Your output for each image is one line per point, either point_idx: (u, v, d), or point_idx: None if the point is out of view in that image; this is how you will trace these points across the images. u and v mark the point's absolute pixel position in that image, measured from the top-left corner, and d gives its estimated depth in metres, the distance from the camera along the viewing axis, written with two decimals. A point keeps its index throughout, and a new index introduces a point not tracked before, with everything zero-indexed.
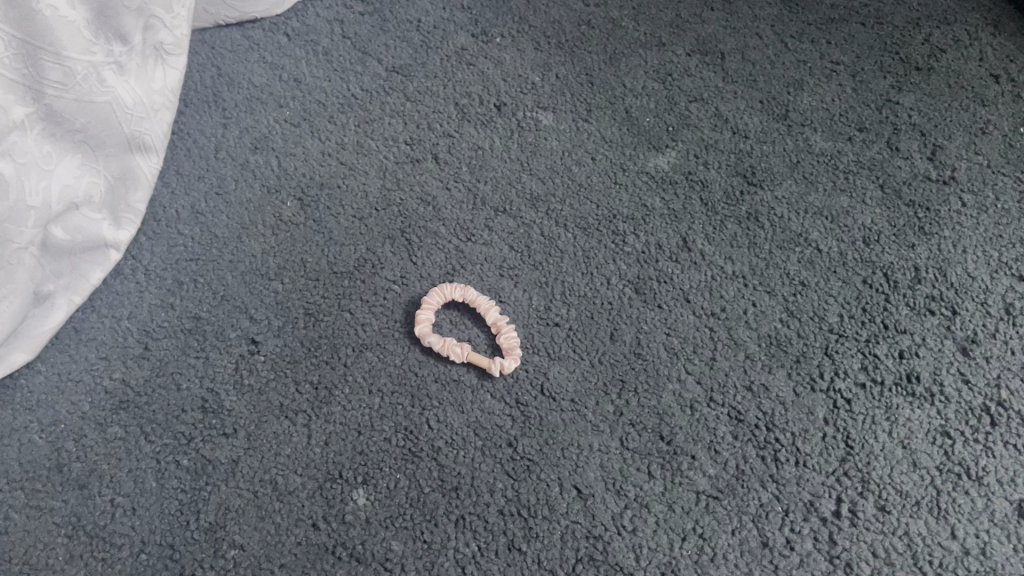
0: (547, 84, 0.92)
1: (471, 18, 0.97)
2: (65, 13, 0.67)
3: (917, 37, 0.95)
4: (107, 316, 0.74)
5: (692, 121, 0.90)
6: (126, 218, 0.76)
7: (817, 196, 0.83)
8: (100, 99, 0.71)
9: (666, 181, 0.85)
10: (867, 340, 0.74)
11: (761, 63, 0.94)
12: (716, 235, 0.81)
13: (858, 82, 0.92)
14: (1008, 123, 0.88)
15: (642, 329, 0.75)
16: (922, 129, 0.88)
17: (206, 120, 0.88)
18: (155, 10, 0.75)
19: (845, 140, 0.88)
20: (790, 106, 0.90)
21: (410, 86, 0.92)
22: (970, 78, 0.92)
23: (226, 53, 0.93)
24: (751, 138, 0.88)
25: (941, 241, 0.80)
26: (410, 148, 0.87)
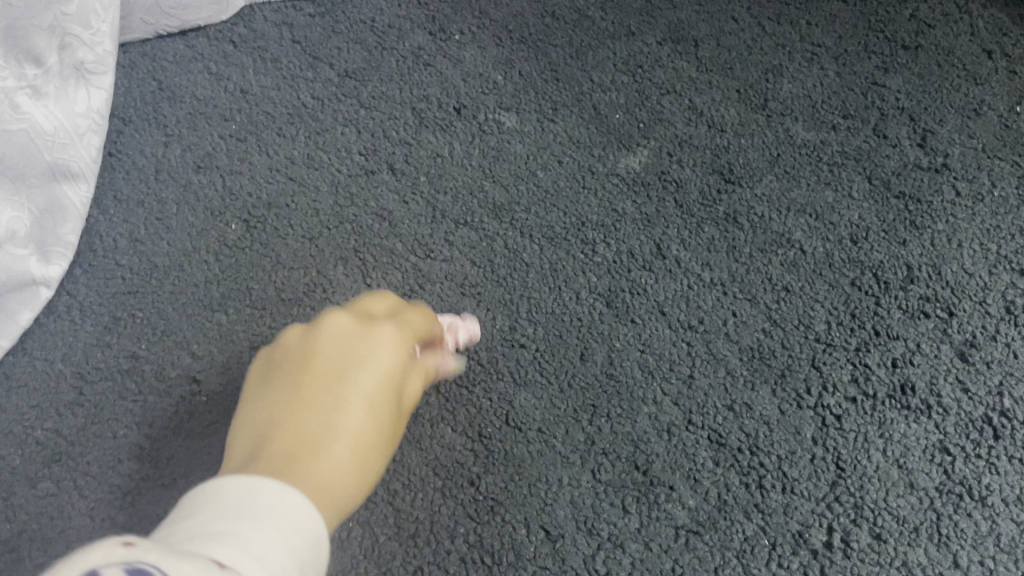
0: (510, 83, 0.86)
1: (427, 14, 0.91)
2: None
3: (903, 13, 0.91)
4: (39, 358, 0.69)
5: (665, 116, 0.84)
6: (55, 252, 0.70)
7: (800, 192, 0.79)
8: (14, 128, 0.69)
9: (638, 184, 0.80)
10: (858, 349, 0.69)
11: (739, 49, 0.88)
12: (692, 240, 0.76)
13: (841, 65, 0.87)
14: (1003, 104, 0.84)
15: (615, 348, 0.70)
16: (911, 113, 0.84)
17: (145, 138, 0.82)
18: (70, 29, 0.71)
19: (828, 129, 0.83)
20: (769, 94, 0.85)
21: (363, 91, 0.86)
22: (963, 55, 0.88)
23: (169, 63, 0.86)
24: (728, 131, 0.83)
25: (935, 235, 0.76)
26: (364, 159, 0.82)
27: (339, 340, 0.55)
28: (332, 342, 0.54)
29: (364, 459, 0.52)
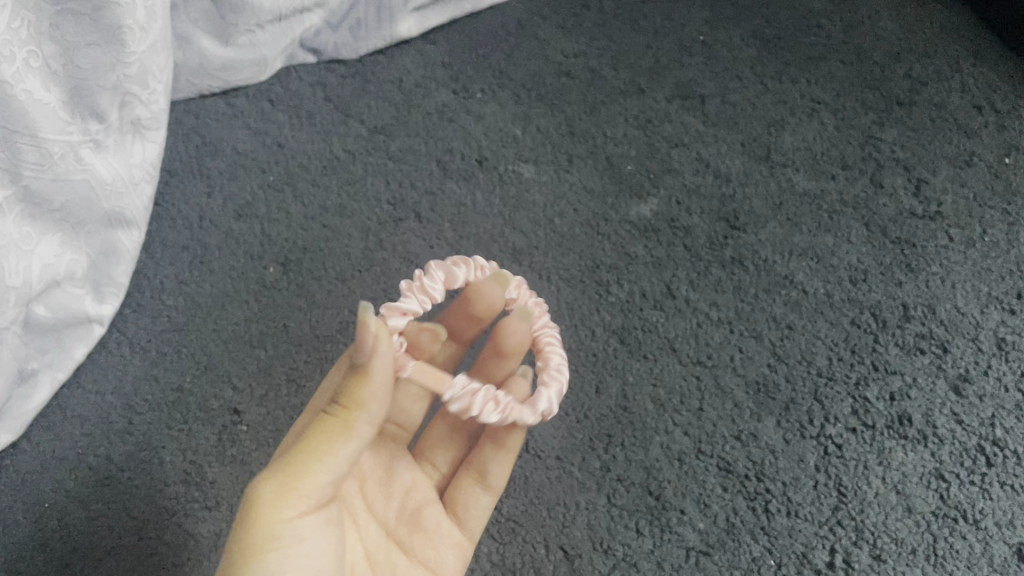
0: (528, 137, 0.92)
1: (451, 74, 0.97)
2: (40, 95, 0.69)
3: (896, 72, 0.97)
4: (92, 391, 0.76)
5: (674, 167, 0.90)
6: (109, 293, 0.78)
7: (802, 237, 0.84)
8: (78, 178, 0.73)
9: (649, 229, 0.85)
10: (857, 383, 0.76)
11: (743, 105, 0.95)
12: (700, 281, 0.81)
13: (840, 120, 0.93)
14: (992, 155, 0.90)
15: (628, 381, 0.75)
16: (905, 164, 0.89)
17: (189, 189, 0.88)
18: (131, 88, 0.76)
19: (828, 179, 0.89)
20: (772, 147, 0.91)
21: (392, 145, 0.92)
22: (954, 109, 0.94)
23: (211, 120, 0.93)
24: (734, 181, 0.89)
25: (930, 277, 0.82)
26: (393, 207, 0.87)
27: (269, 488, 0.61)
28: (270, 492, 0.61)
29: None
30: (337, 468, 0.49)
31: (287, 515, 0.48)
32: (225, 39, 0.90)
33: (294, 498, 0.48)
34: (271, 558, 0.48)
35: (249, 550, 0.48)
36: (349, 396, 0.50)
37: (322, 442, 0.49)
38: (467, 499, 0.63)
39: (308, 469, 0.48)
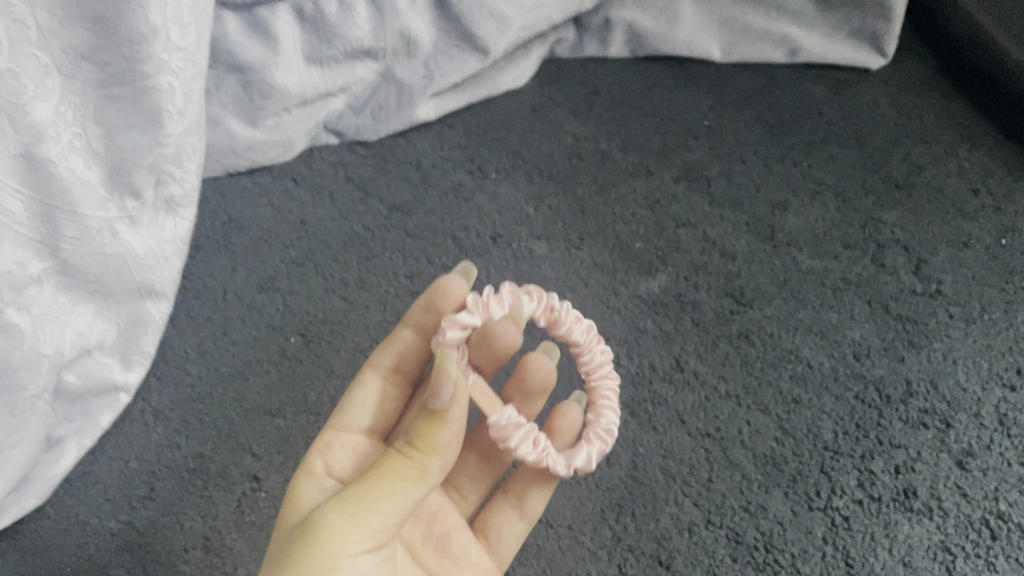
0: (541, 215, 0.96)
1: (467, 155, 1.02)
2: (81, 174, 0.73)
3: (895, 156, 1.01)
4: (115, 458, 0.79)
5: (681, 245, 0.93)
6: (137, 362, 0.81)
7: (807, 313, 0.87)
8: (113, 252, 0.76)
9: (658, 304, 0.88)
10: (863, 456, 0.78)
11: (747, 186, 0.99)
12: (708, 355, 0.84)
13: (841, 202, 0.97)
14: (990, 236, 0.93)
15: (638, 452, 0.77)
16: (905, 245, 0.93)
17: (214, 262, 0.92)
18: (167, 167, 0.80)
19: (831, 258, 0.92)
20: (776, 226, 0.95)
21: (409, 222, 0.96)
22: (951, 193, 0.97)
23: (237, 197, 0.97)
24: (740, 259, 0.92)
25: (931, 353, 0.84)
26: (410, 281, 0.91)
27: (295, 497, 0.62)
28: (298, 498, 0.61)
29: None
30: (400, 510, 0.54)
31: (351, 550, 0.52)
32: (253, 120, 0.95)
33: (358, 534, 0.52)
34: None
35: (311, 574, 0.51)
36: (423, 441, 0.55)
37: (392, 484, 0.53)
38: (503, 527, 0.68)
39: (375, 508, 0.53)
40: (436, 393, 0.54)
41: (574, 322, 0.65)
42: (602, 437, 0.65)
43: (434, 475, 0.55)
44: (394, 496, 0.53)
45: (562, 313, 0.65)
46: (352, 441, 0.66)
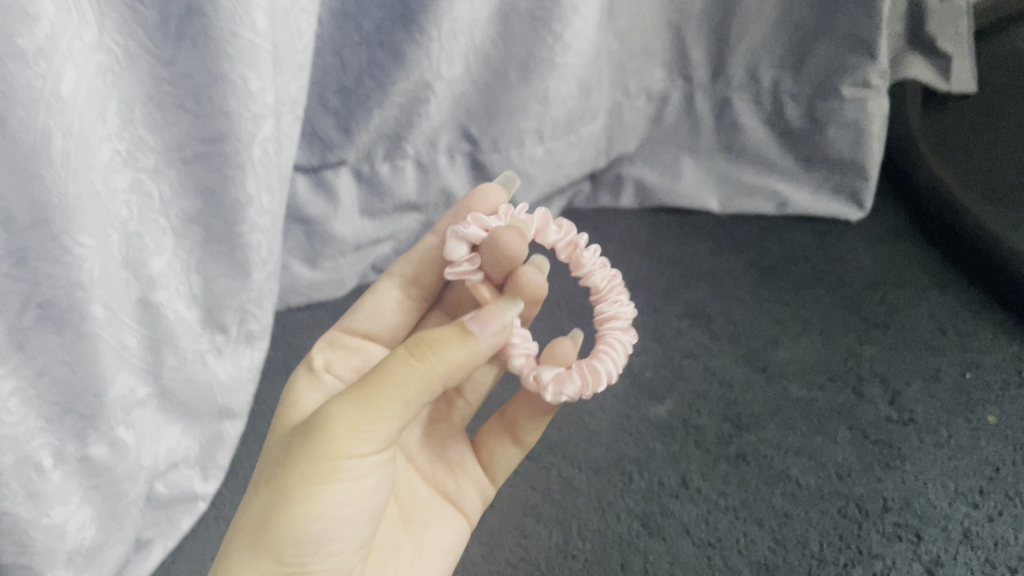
0: None
1: None
2: (184, 315, 0.89)
3: (872, 298, 1.16)
4: (194, 560, 0.94)
5: (685, 375, 1.06)
6: (213, 473, 0.96)
7: (797, 436, 0.99)
8: (202, 378, 0.93)
9: (666, 428, 1.00)
10: (846, 564, 0.89)
11: (743, 322, 1.13)
12: (709, 473, 0.96)
13: (826, 337, 1.11)
14: (957, 370, 1.06)
15: (649, 560, 0.89)
16: (882, 377, 1.06)
17: (278, 387, 1.08)
18: (251, 309, 0.97)
19: (817, 388, 1.05)
20: (769, 359, 1.08)
21: None
22: (922, 331, 1.11)
23: (296, 330, 1.15)
24: (737, 387, 1.05)
25: (905, 474, 0.96)
26: None
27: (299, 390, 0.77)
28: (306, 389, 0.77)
29: (271, 482, 0.62)
30: (400, 414, 0.60)
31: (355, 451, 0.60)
32: (313, 263, 1.14)
33: (363, 435, 0.60)
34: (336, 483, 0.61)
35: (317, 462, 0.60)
36: (438, 349, 0.60)
37: (393, 392, 0.59)
38: (499, 451, 0.82)
39: (378, 413, 0.59)
40: (482, 320, 0.62)
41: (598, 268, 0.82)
42: (591, 372, 0.71)
43: (439, 383, 0.60)
44: (394, 403, 0.59)
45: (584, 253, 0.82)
46: (358, 342, 0.83)
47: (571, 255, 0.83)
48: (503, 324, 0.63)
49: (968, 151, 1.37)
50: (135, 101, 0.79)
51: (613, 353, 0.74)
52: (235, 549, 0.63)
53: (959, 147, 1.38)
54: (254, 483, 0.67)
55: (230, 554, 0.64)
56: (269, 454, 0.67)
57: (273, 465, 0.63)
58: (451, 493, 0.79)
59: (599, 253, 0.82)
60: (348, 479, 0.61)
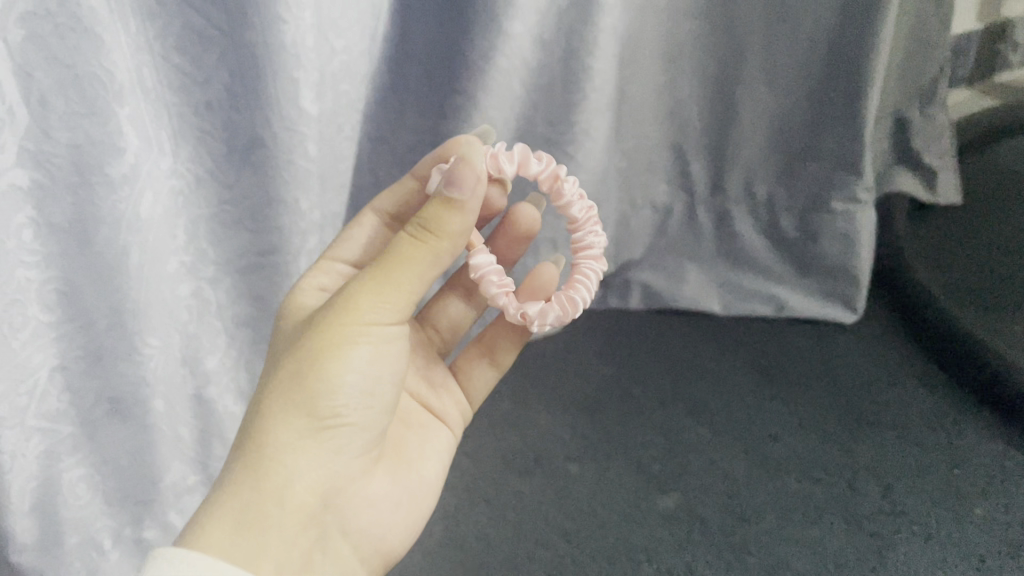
0: (575, 441, 1.18)
1: (513, 390, 1.28)
2: (230, 407, 1.05)
3: (865, 398, 1.24)
4: None
5: (691, 468, 1.14)
6: None
7: (794, 527, 1.06)
8: None
9: (673, 518, 1.07)
10: None
11: (744, 419, 1.21)
12: (714, 561, 1.02)
13: (822, 434, 1.18)
14: (946, 466, 1.13)
15: None
16: (875, 472, 1.13)
17: None
18: None
19: (814, 482, 1.12)
20: (769, 454, 1.16)
21: (467, 445, 1.19)
22: (912, 429, 1.19)
23: None
24: (739, 480, 1.12)
25: (897, 563, 1.01)
26: (466, 493, 1.12)
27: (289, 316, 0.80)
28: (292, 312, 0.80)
29: (296, 359, 0.68)
30: (415, 282, 0.69)
31: (373, 316, 0.68)
32: None
33: (382, 304, 0.68)
34: (360, 348, 0.69)
35: (344, 329, 0.68)
36: (439, 227, 0.68)
37: (408, 267, 0.68)
38: (475, 373, 0.99)
39: (393, 281, 0.68)
40: (458, 182, 0.67)
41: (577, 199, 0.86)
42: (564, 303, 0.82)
43: (448, 254, 0.69)
44: (415, 274, 0.68)
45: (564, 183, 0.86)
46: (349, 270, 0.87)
47: (553, 186, 0.87)
48: (477, 179, 0.67)
49: (959, 269, 1.45)
50: (202, 219, 0.94)
51: (588, 284, 0.83)
52: (271, 408, 0.68)
53: (951, 266, 1.46)
54: (273, 360, 0.72)
55: (264, 416, 0.68)
56: (288, 336, 0.74)
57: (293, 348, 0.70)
58: (440, 403, 0.93)
59: (577, 183, 0.86)
60: (372, 345, 0.69)
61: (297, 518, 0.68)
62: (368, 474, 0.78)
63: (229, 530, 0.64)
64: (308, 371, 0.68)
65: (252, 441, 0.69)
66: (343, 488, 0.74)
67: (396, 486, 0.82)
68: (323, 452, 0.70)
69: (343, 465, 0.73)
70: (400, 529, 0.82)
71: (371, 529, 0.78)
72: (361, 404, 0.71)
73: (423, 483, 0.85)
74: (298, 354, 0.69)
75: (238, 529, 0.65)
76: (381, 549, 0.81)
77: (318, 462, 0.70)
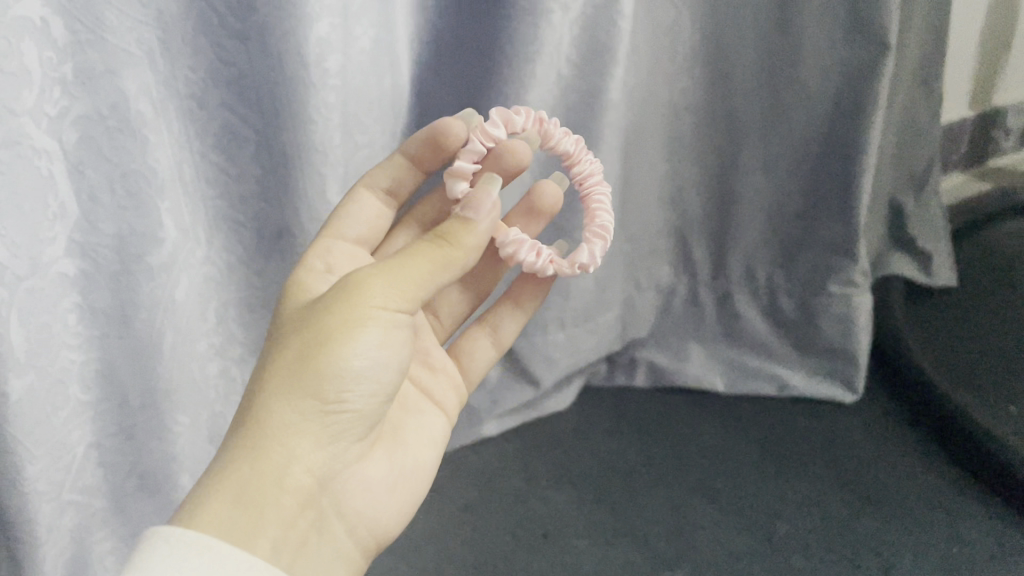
0: (582, 517, 1.21)
1: (522, 466, 1.31)
2: None
3: (865, 476, 1.27)
4: None
5: (695, 544, 1.17)
6: None
7: None
8: None
9: None
10: None
11: (747, 496, 1.24)
12: None
13: (824, 511, 1.21)
14: (945, 544, 1.16)
15: None
16: (876, 549, 1.15)
17: None
18: None
19: (816, 559, 1.14)
20: (771, 531, 1.18)
21: (478, 519, 1.22)
22: (912, 507, 1.21)
23: None
24: (742, 556, 1.15)
25: None
26: (476, 568, 1.14)
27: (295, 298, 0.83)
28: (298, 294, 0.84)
29: (303, 341, 0.71)
30: (423, 279, 0.72)
31: (379, 306, 0.70)
32: None
33: (390, 292, 0.71)
34: (368, 332, 0.70)
35: (350, 314, 0.70)
36: (456, 237, 0.75)
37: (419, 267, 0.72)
38: (476, 351, 1.05)
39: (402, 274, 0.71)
40: (476, 206, 0.76)
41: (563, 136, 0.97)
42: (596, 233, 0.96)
43: (458, 267, 0.75)
44: (420, 272, 0.72)
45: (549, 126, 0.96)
46: (350, 248, 0.94)
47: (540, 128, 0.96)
48: (492, 205, 0.77)
49: (956, 351, 1.49)
50: (230, 303, 1.04)
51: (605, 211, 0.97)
52: (271, 396, 0.70)
53: (949, 347, 1.50)
54: (274, 342, 0.74)
55: (263, 403, 0.70)
56: (290, 317, 0.76)
57: (299, 331, 0.72)
58: (436, 390, 0.98)
59: (559, 122, 0.97)
60: (381, 333, 0.71)
61: (292, 502, 0.71)
62: (365, 456, 0.81)
63: (229, 513, 0.67)
64: (315, 353, 0.70)
65: (250, 422, 0.71)
66: (338, 471, 0.76)
67: (393, 468, 0.84)
68: (320, 437, 0.72)
69: (339, 450, 0.75)
70: (396, 514, 0.84)
71: (366, 514, 0.80)
72: (367, 392, 0.72)
73: (421, 472, 0.88)
74: (304, 336, 0.71)
75: (238, 511, 0.68)
76: (377, 532, 0.82)
77: (317, 444, 0.72)
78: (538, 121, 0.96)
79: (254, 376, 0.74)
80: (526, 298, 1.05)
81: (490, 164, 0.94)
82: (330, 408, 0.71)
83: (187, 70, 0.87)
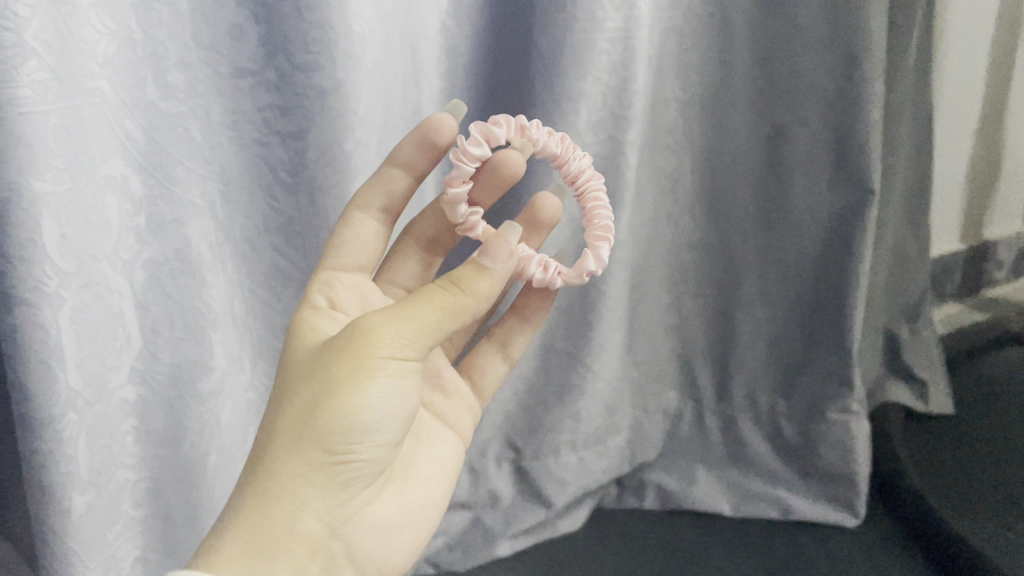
0: None
1: None
2: None
3: None
4: None
5: None
6: None
7: None
8: None
9: None
10: None
11: None
12: None
13: None
14: None
15: None
16: None
17: None
18: None
19: None
20: None
21: None
22: None
23: None
24: None
25: None
26: None
27: (307, 328, 0.85)
28: (307, 326, 0.86)
29: (312, 393, 0.73)
30: (428, 325, 0.73)
31: (387, 356, 0.72)
32: None
33: (397, 340, 0.72)
34: (377, 382, 0.72)
35: (360, 365, 0.72)
36: (467, 284, 0.77)
37: (426, 314, 0.73)
38: (488, 369, 1.09)
39: (410, 323, 0.73)
40: (492, 254, 0.78)
41: (551, 142, 0.97)
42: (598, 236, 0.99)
43: (469, 314, 0.77)
44: (425, 320, 0.73)
45: (532, 130, 0.96)
46: (352, 279, 0.95)
47: (524, 135, 0.96)
48: (509, 253, 0.79)
49: (953, 467, 1.54)
50: None
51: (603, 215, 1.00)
52: (281, 449, 0.74)
53: (950, 465, 1.54)
54: (289, 386, 0.77)
55: (273, 456, 0.74)
56: (305, 358, 0.79)
57: (309, 379, 0.75)
58: (450, 415, 1.02)
59: (542, 125, 0.96)
60: (390, 383, 0.73)
61: (302, 547, 0.75)
62: (376, 495, 0.84)
63: (240, 561, 0.72)
64: (323, 407, 0.72)
65: (261, 472, 0.75)
66: (349, 512, 0.80)
67: (402, 508, 0.88)
68: (331, 482, 0.76)
69: (350, 493, 0.79)
70: (407, 544, 0.89)
71: (375, 553, 0.84)
72: (376, 439, 0.75)
73: (430, 501, 0.92)
74: (313, 388, 0.74)
75: (249, 559, 0.73)
76: (388, 566, 0.87)
77: (327, 488, 0.76)
78: (521, 128, 0.95)
79: (269, 417, 0.78)
80: (531, 311, 1.07)
81: (487, 177, 0.97)
82: (338, 457, 0.74)
83: (243, 219, 1.00)
